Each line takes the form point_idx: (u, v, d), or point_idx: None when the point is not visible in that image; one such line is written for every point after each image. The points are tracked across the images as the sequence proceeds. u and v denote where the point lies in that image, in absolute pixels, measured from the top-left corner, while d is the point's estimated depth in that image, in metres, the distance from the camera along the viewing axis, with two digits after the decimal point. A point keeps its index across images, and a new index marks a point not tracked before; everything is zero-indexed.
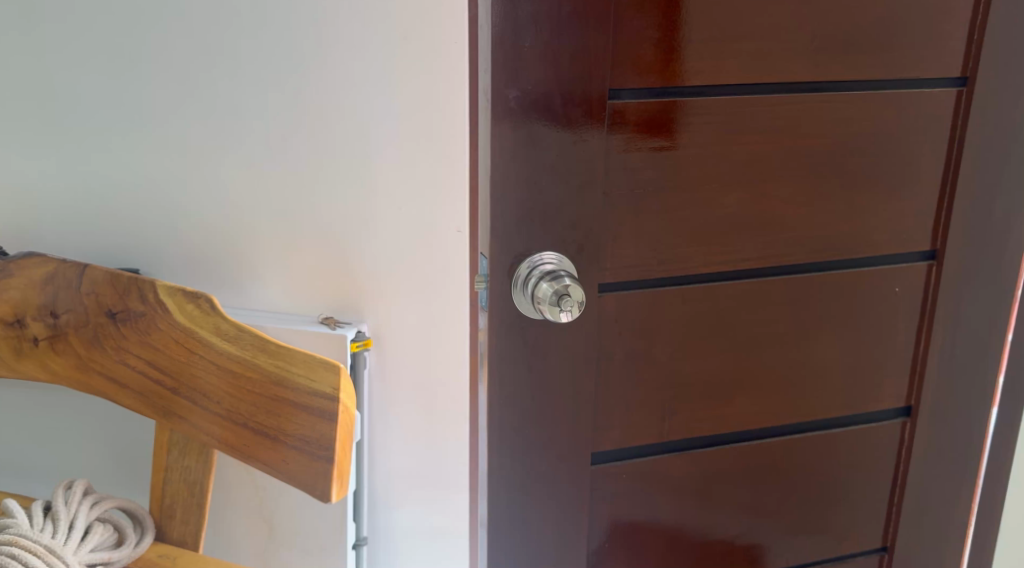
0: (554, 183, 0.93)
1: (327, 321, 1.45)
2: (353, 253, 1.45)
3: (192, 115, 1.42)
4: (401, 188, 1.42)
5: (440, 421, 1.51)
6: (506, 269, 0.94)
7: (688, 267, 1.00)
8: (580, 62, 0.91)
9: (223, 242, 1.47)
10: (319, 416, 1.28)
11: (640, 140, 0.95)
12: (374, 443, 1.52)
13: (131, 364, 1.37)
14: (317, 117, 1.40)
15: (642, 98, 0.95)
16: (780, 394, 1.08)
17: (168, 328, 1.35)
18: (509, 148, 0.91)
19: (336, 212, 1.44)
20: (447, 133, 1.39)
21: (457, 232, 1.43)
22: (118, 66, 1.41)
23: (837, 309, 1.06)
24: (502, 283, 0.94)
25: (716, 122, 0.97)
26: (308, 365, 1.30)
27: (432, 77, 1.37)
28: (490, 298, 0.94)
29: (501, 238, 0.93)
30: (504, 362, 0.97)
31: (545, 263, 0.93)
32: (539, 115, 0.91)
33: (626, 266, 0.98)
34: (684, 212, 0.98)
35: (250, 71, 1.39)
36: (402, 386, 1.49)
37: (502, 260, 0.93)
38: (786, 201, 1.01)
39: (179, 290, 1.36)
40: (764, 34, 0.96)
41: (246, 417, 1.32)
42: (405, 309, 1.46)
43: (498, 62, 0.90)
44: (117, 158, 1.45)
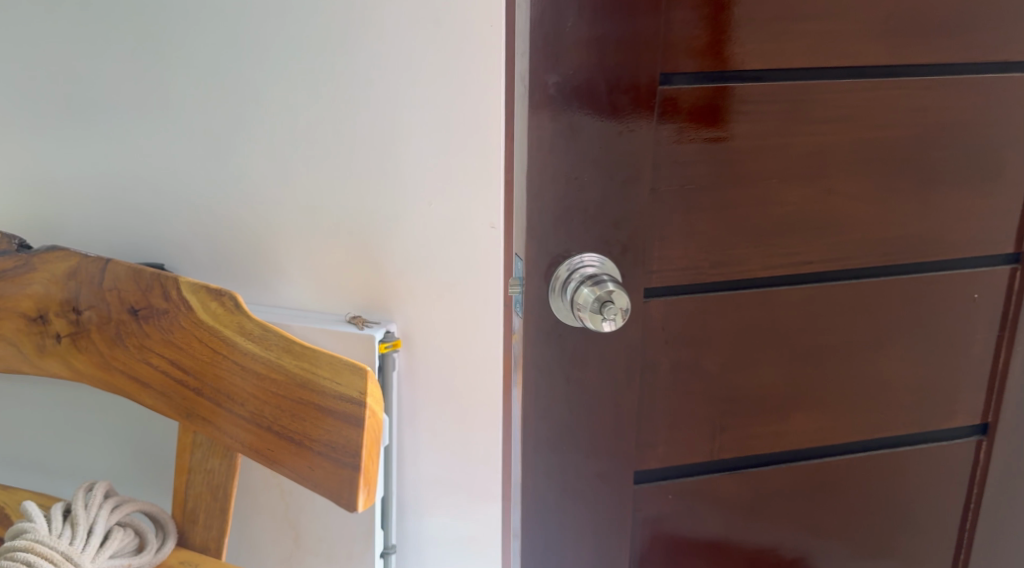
0: (597, 178, 0.85)
1: (356, 321, 1.38)
2: (384, 250, 1.38)
3: (217, 104, 1.36)
4: (435, 182, 1.34)
5: (471, 427, 1.43)
6: (542, 272, 0.86)
7: (744, 271, 0.91)
8: (628, 44, 0.83)
9: (249, 237, 1.41)
10: (346, 422, 1.22)
11: (694, 131, 0.86)
12: (403, 448, 1.45)
13: (154, 364, 1.32)
14: (348, 106, 1.33)
15: (697, 84, 0.86)
16: (842, 410, 0.99)
17: (191, 326, 1.29)
18: (547, 140, 0.83)
19: (366, 207, 1.37)
20: (482, 123, 1.30)
21: (492, 228, 1.35)
22: (142, 52, 1.35)
23: (906, 316, 0.97)
24: (538, 287, 0.86)
25: (778, 111, 0.87)
26: (335, 368, 1.23)
27: (469, 63, 1.28)
28: (525, 303, 0.87)
29: (537, 237, 0.85)
30: (540, 374, 0.89)
31: (585, 265, 0.85)
32: (582, 103, 0.83)
33: (675, 270, 0.89)
34: (740, 210, 0.89)
35: (276, 57, 1.32)
36: (434, 389, 1.42)
37: (539, 263, 0.85)
38: (853, 200, 0.92)
39: (202, 287, 1.30)
40: (832, 14, 0.86)
41: (271, 420, 1.26)
42: (438, 310, 1.39)
43: (537, 45, 0.82)
44: (143, 148, 1.40)
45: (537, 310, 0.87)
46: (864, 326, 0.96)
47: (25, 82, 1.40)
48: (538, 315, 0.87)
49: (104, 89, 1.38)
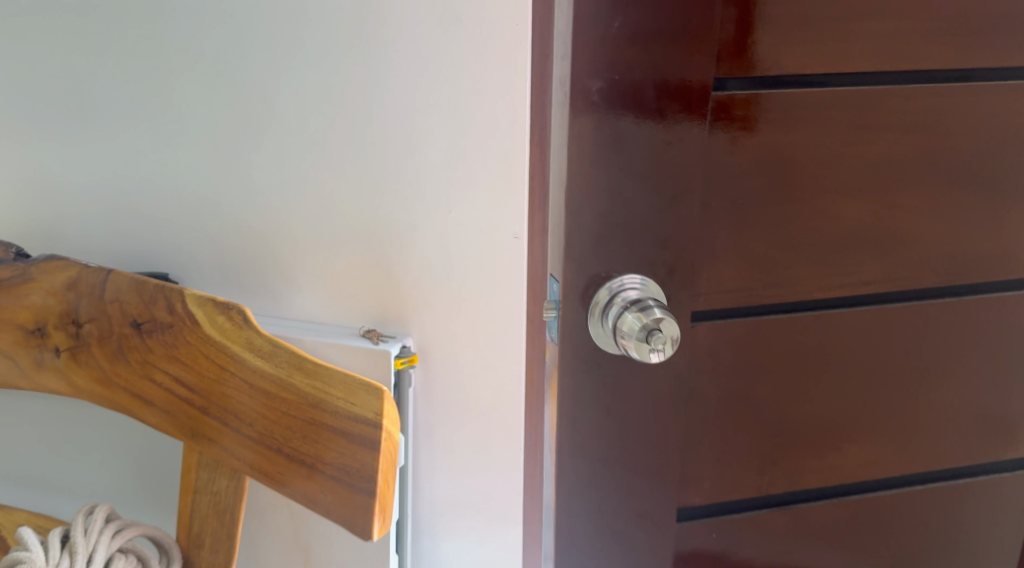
0: (641, 193, 0.78)
1: (370, 335, 1.31)
2: (400, 261, 1.32)
3: (225, 107, 1.29)
4: (455, 190, 1.27)
5: (490, 446, 1.36)
6: (581, 295, 0.80)
7: (799, 293, 0.84)
8: (678, 47, 0.76)
9: (260, 247, 1.35)
10: (360, 444, 1.14)
11: (749, 140, 0.79)
12: (419, 467, 1.39)
13: (157, 380, 1.25)
14: (363, 109, 1.26)
15: (754, 89, 0.78)
16: (901, 442, 0.91)
17: (196, 341, 1.22)
18: (588, 151, 0.77)
19: (382, 215, 1.30)
20: (504, 127, 1.23)
21: (515, 238, 1.27)
22: (147, 51, 1.28)
23: (970, 340, 0.89)
24: (575, 313, 0.80)
25: (839, 119, 0.80)
26: (348, 387, 1.16)
27: (493, 64, 1.21)
28: (561, 328, 0.81)
29: (577, 257, 0.79)
30: (574, 404, 0.83)
31: (628, 289, 0.79)
32: (627, 111, 0.76)
33: (724, 292, 0.82)
34: (796, 227, 0.82)
35: (288, 57, 1.25)
36: (452, 406, 1.36)
37: (576, 284, 0.79)
38: (916, 215, 0.85)
39: (209, 299, 1.23)
40: (899, 13, 0.79)
41: (281, 442, 1.19)
42: (457, 323, 1.32)
43: (578, 48, 0.75)
44: (148, 152, 1.33)
45: (574, 335, 0.81)
46: (926, 350, 0.89)
47: (22, 82, 1.32)
48: (573, 341, 0.81)
49: (107, 90, 1.31)
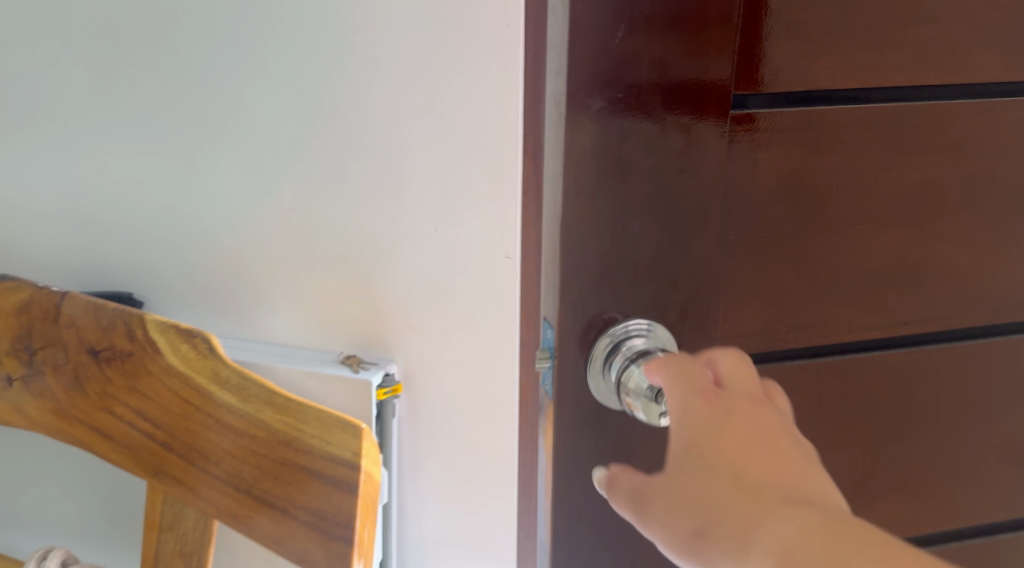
0: (650, 226, 0.69)
1: (350, 362, 1.21)
2: (382, 280, 1.21)
3: (193, 114, 1.19)
4: (439, 205, 1.16)
5: (479, 481, 1.26)
6: (580, 342, 0.70)
7: (827, 336, 0.75)
8: (692, 60, 0.66)
9: (231, 265, 1.26)
10: (335, 486, 1.05)
11: (771, 164, 0.70)
12: (404, 503, 1.29)
13: (116, 413, 1.15)
14: (341, 116, 1.15)
15: (776, 108, 0.69)
16: (942, 497, 0.81)
17: (158, 372, 1.12)
18: (588, 179, 0.67)
19: (361, 231, 1.20)
20: (494, 136, 1.12)
21: (507, 258, 1.17)
22: (107, 54, 1.18)
23: (1014, 385, 0.80)
24: (573, 365, 0.70)
25: (875, 140, 0.71)
26: (324, 425, 1.05)
27: (481, 68, 1.10)
28: (557, 381, 0.71)
29: (575, 300, 0.69)
30: (573, 467, 0.73)
31: (633, 338, 0.70)
32: (635, 133, 0.67)
33: (743, 336, 0.73)
34: (826, 263, 0.73)
35: (259, 59, 1.15)
36: (441, 438, 1.26)
37: (574, 331, 0.70)
38: (961, 247, 0.75)
39: (172, 326, 1.12)
40: (942, 22, 0.70)
41: (250, 482, 1.08)
42: (445, 348, 1.22)
43: (577, 62, 0.65)
44: (113, 164, 1.24)
45: (572, 389, 0.71)
46: (967, 397, 0.79)
47: None
48: (572, 397, 0.71)
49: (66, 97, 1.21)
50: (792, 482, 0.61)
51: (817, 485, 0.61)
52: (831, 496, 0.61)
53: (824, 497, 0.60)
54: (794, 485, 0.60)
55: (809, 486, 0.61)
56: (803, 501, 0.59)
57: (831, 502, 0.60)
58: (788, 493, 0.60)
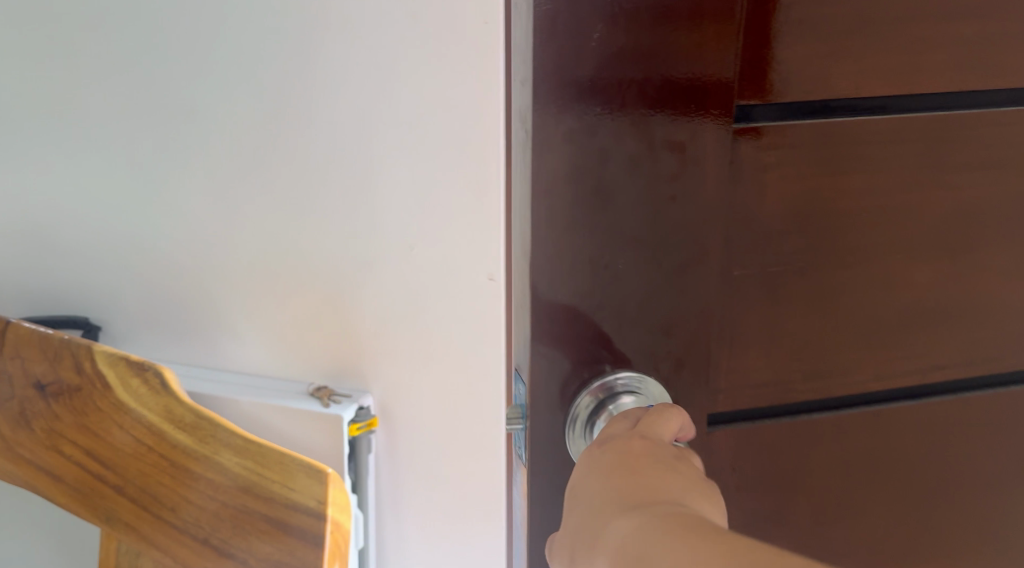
0: (636, 263, 0.62)
1: (320, 395, 1.10)
2: (355, 304, 1.11)
3: (150, 126, 1.10)
4: (416, 222, 1.06)
5: (466, 520, 1.16)
6: (557, 398, 0.63)
7: (852, 385, 0.68)
8: (684, 68, 0.60)
9: (193, 288, 1.16)
10: (301, 539, 0.93)
11: (785, 189, 0.63)
12: (385, 545, 1.19)
13: (65, 452, 1.04)
14: (308, 124, 1.05)
15: (785, 119, 0.62)
16: (966, 551, 0.74)
17: (108, 408, 1.01)
18: (562, 211, 0.60)
19: (331, 251, 1.10)
20: (472, 148, 1.02)
21: (490, 280, 1.06)
22: (59, 62, 1.10)
23: None
24: (549, 424, 0.64)
25: (902, 164, 0.64)
26: (286, 468, 0.94)
27: (461, 71, 1.00)
28: (529, 443, 0.64)
29: (550, 348, 0.63)
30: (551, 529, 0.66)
31: (622, 396, 0.63)
32: (615, 157, 0.60)
33: (750, 386, 0.67)
34: (848, 300, 0.66)
35: (217, 65, 1.06)
36: (420, 475, 1.16)
37: (553, 383, 0.63)
38: (984, 274, 0.68)
39: (121, 358, 1.02)
40: (962, 32, 0.63)
41: (206, 531, 0.98)
42: (424, 379, 1.12)
43: (542, 75, 0.58)
44: (70, 178, 1.15)
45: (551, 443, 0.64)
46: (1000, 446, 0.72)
47: None
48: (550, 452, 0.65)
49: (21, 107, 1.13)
50: (646, 488, 0.55)
51: (677, 491, 0.55)
52: (693, 499, 0.55)
53: (681, 502, 0.55)
54: (646, 493, 0.55)
55: (668, 490, 0.55)
56: (651, 504, 0.54)
57: (687, 505, 0.54)
58: (636, 498, 0.55)
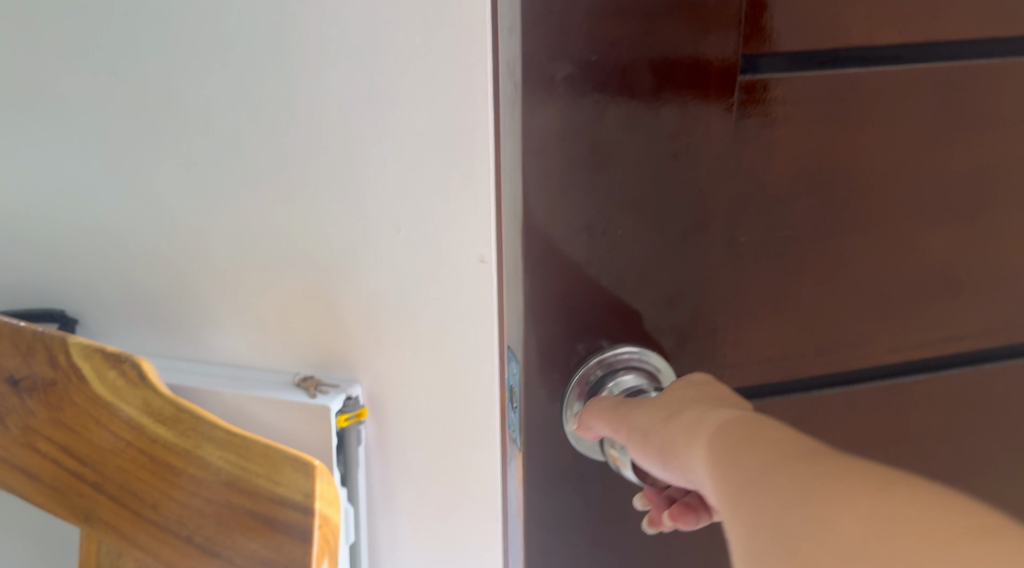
0: (640, 229, 0.64)
1: (305, 385, 1.07)
2: (339, 290, 1.07)
3: (122, 108, 1.06)
4: (402, 204, 1.02)
5: (460, 513, 1.12)
6: (557, 365, 0.66)
7: (862, 352, 0.69)
8: (683, 23, 0.61)
9: (171, 277, 1.12)
10: (288, 534, 0.89)
11: (793, 149, 0.64)
12: (376, 539, 1.16)
13: (42, 450, 1.00)
14: (290, 108, 1.01)
15: (794, 71, 0.63)
16: None
17: (84, 402, 0.97)
18: (563, 170, 0.62)
19: (313, 235, 1.06)
20: (455, 125, 0.98)
21: (482, 262, 1.02)
22: (28, 44, 1.06)
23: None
24: (546, 388, 0.66)
25: (911, 125, 0.66)
26: (271, 461, 0.90)
27: (448, 49, 0.95)
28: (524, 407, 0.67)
29: (548, 311, 0.65)
30: (548, 491, 0.68)
31: (622, 373, 0.66)
32: (617, 114, 0.61)
33: (757, 354, 0.68)
34: (858, 265, 0.68)
35: (190, 44, 1.01)
36: (411, 466, 1.12)
37: (556, 358, 0.65)
38: (979, 235, 0.69)
39: (96, 349, 0.97)
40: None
41: (189, 528, 0.94)
42: (413, 366, 1.08)
43: (533, 31, 0.59)
44: (45, 171, 1.11)
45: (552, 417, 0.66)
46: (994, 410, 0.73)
47: None
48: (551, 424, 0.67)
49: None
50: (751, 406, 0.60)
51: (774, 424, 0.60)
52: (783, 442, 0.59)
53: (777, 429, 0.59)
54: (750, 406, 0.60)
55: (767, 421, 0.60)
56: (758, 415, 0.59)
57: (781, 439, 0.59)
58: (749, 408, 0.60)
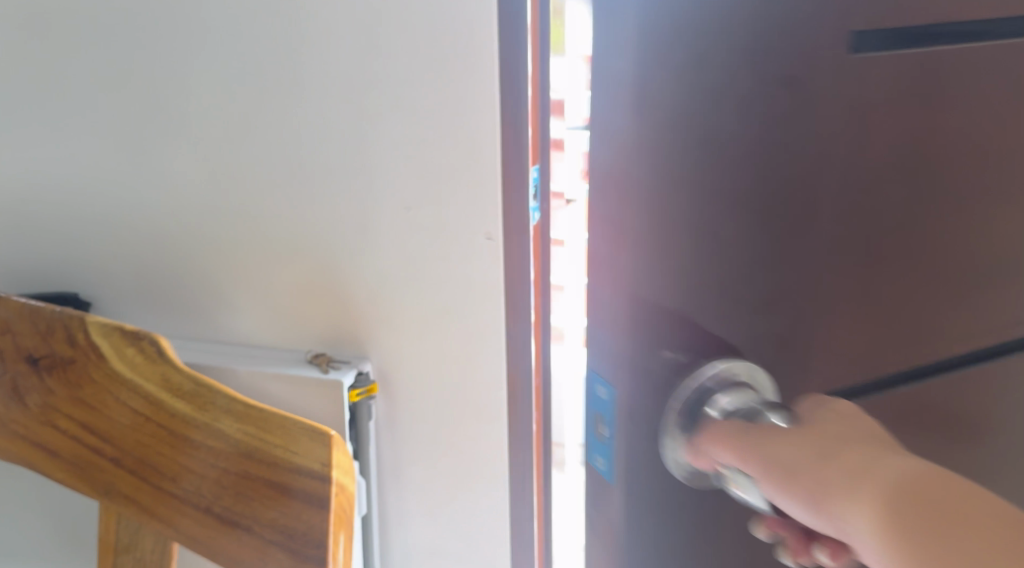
0: (736, 225, 0.66)
1: (318, 362, 1.10)
2: (349, 269, 1.10)
3: (133, 95, 1.08)
4: (412, 183, 1.05)
5: (468, 486, 1.16)
6: (653, 367, 0.67)
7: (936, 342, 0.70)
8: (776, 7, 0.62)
9: (183, 259, 1.15)
10: (304, 502, 0.89)
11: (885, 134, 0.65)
12: (387, 510, 1.20)
13: (62, 428, 1.02)
14: (299, 92, 1.04)
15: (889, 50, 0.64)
16: None
17: (106, 380, 0.99)
18: (680, 151, 0.64)
19: (324, 216, 1.08)
20: (461, 105, 1.00)
21: (489, 240, 1.04)
22: (40, 33, 1.09)
23: None
24: (643, 384, 0.67)
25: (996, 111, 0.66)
26: (287, 431, 0.91)
27: (455, 31, 0.98)
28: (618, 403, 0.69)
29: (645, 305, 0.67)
30: (641, 484, 0.70)
31: (718, 395, 0.66)
32: (714, 102, 0.64)
33: (845, 345, 0.68)
34: (941, 255, 0.68)
35: (201, 32, 1.04)
36: (420, 440, 1.15)
37: (643, 359, 0.67)
38: None
39: (115, 327, 0.99)
40: None
41: (213, 500, 0.94)
42: (422, 342, 1.11)
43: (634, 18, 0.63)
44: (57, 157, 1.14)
45: (637, 408, 0.68)
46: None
47: None
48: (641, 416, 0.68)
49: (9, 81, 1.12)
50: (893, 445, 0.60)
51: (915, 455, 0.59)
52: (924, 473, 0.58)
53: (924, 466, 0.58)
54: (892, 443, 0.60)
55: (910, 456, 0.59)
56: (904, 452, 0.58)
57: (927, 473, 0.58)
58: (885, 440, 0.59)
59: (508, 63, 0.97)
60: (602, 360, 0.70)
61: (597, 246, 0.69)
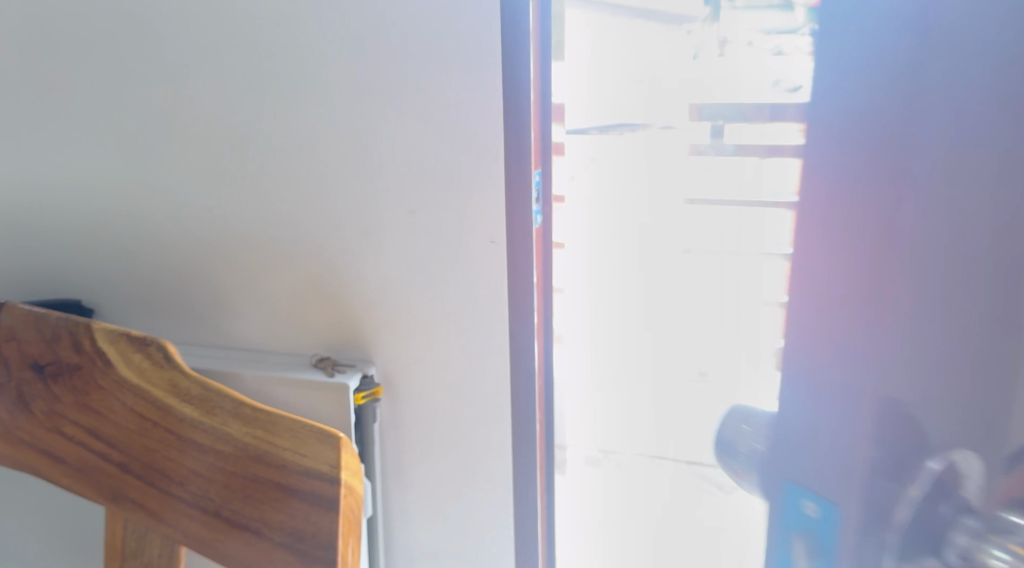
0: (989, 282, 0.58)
1: (324, 366, 1.11)
2: (353, 274, 1.11)
3: (138, 102, 1.09)
4: (414, 188, 1.06)
5: (472, 487, 1.16)
6: (895, 443, 0.63)
7: None
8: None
9: (188, 264, 1.15)
10: (312, 504, 0.83)
11: None
12: (392, 512, 1.21)
13: (68, 435, 0.93)
14: (303, 99, 1.05)
15: None
16: None
17: (110, 386, 0.92)
18: (984, 180, 0.57)
19: (328, 221, 1.09)
20: (466, 109, 1.01)
21: (493, 243, 1.05)
22: (46, 40, 1.09)
23: None
24: (913, 459, 0.62)
25: None
26: (297, 434, 0.85)
27: (459, 35, 0.99)
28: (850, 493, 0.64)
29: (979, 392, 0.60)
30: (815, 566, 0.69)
31: (943, 470, 0.61)
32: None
33: None
34: None
35: (205, 39, 1.05)
36: (424, 443, 1.16)
37: (905, 435, 0.63)
38: None
39: (123, 333, 0.93)
40: None
41: (223, 508, 0.87)
42: (426, 345, 1.12)
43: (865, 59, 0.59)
44: (61, 164, 1.14)
45: (873, 483, 0.64)
46: None
47: None
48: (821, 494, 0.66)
49: (14, 82, 1.12)
50: None
51: None
52: None
53: None
54: None
55: None
56: None
57: None
58: None
59: (510, 75, 0.99)
60: (799, 401, 0.66)
61: (818, 280, 0.62)
